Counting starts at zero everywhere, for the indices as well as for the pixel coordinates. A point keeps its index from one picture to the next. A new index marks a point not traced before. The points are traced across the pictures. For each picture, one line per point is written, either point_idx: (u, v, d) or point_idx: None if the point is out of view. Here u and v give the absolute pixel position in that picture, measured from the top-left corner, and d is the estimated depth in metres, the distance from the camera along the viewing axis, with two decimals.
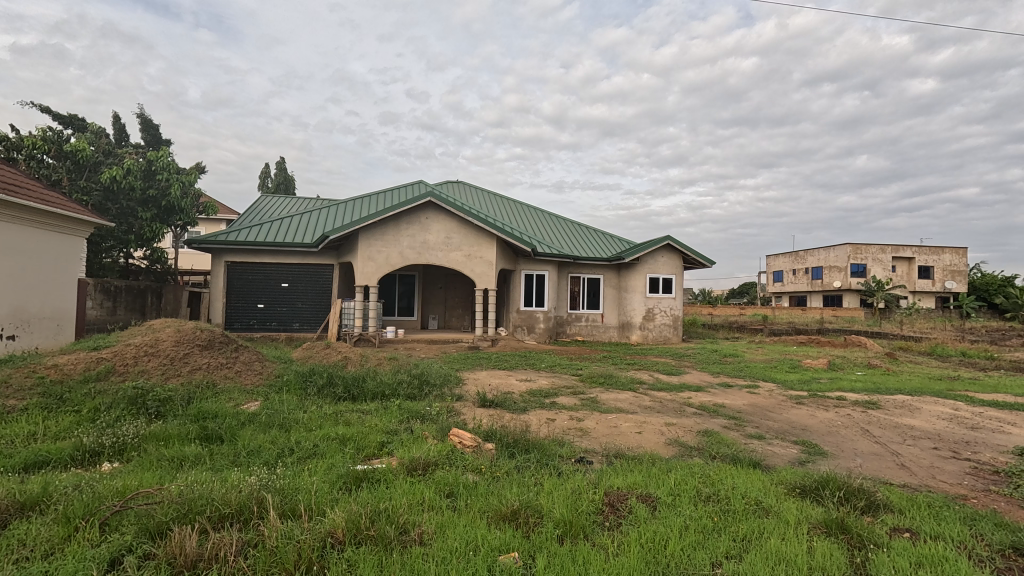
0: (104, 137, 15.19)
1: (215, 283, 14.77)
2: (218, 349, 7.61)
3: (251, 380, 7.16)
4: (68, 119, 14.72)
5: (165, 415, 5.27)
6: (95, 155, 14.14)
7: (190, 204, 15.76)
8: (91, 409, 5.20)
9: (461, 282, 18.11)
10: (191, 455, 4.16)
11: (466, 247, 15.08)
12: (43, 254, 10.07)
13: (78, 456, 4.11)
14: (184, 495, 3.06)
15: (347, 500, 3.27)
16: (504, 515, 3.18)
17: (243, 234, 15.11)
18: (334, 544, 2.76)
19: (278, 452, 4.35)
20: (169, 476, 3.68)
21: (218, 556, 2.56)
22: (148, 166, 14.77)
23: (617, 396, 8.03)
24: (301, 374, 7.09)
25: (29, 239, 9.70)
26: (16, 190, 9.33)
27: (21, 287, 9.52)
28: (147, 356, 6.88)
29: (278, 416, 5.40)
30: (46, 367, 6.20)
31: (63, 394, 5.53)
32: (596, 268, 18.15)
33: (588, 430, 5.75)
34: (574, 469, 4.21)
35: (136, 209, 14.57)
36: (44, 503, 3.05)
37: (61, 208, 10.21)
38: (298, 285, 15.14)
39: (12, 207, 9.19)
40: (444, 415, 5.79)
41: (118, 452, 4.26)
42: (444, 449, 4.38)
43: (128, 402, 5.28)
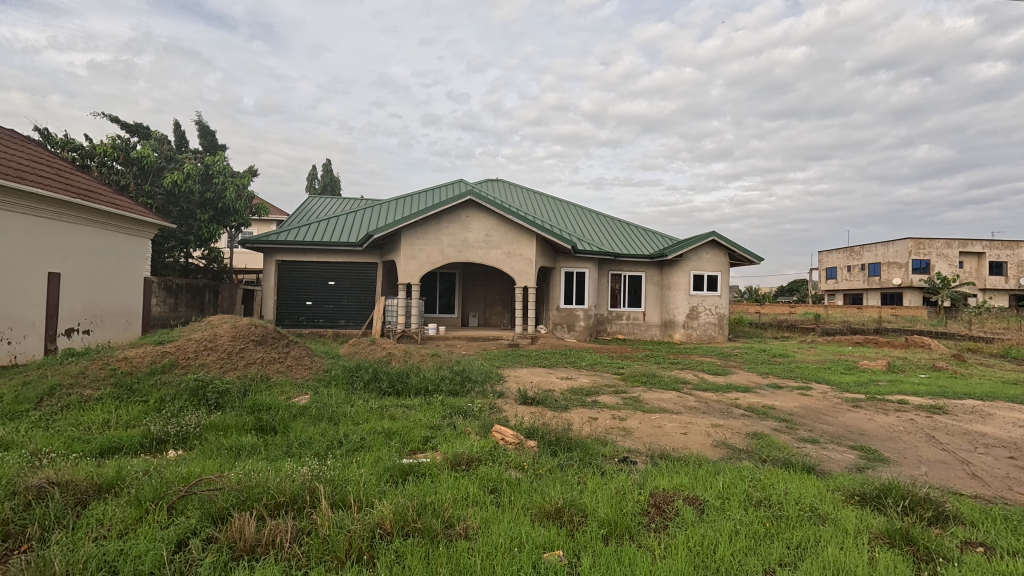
0: (165, 143, 16.08)
1: (267, 281, 15.44)
2: (271, 344, 7.95)
3: (301, 374, 7.43)
4: (134, 127, 15.69)
5: (223, 406, 5.56)
6: (158, 161, 15.01)
7: (244, 206, 16.49)
8: (157, 399, 5.54)
9: (500, 280, 18.18)
10: (248, 444, 4.37)
11: (505, 245, 15.12)
12: (114, 254, 10.81)
13: (147, 443, 4.39)
14: (242, 482, 3.22)
15: (395, 491, 3.35)
16: (548, 512, 3.18)
17: (293, 233, 15.70)
18: (382, 534, 2.83)
19: (328, 444, 4.52)
20: (229, 464, 3.88)
21: (274, 542, 2.68)
22: (205, 170, 15.57)
23: (659, 395, 7.87)
24: (348, 369, 7.33)
25: (101, 240, 10.44)
26: (91, 196, 10.09)
27: (94, 285, 10.26)
28: (207, 350, 7.25)
29: (328, 409, 5.60)
30: (118, 359, 6.65)
31: (133, 384, 5.91)
32: (638, 265, 17.82)
33: (631, 429, 5.66)
34: (617, 469, 4.15)
35: (195, 211, 15.33)
36: (118, 486, 3.26)
37: (130, 211, 10.92)
38: (343, 283, 15.62)
39: (88, 211, 9.93)
40: (486, 412, 5.83)
41: (182, 440, 4.52)
42: (487, 446, 4.40)
43: (190, 393, 5.62)
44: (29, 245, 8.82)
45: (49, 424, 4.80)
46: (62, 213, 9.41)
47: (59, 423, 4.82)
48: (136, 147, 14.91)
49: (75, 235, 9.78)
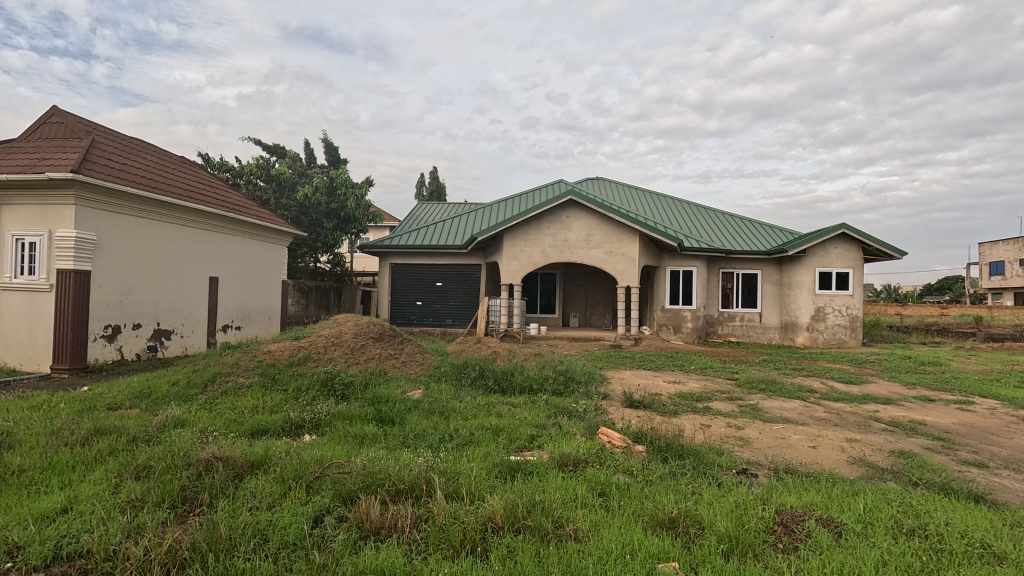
0: (298, 160, 18.01)
1: (382, 282, 16.66)
2: (387, 341, 8.55)
3: (414, 370, 7.91)
4: (274, 148, 17.80)
5: (348, 397, 6.09)
6: (293, 177, 16.85)
7: (363, 214, 17.83)
8: (295, 389, 6.23)
9: (602, 280, 17.86)
10: (370, 433, 4.74)
11: (607, 244, 14.82)
12: (259, 260, 12.35)
13: (287, 427, 4.94)
14: (367, 468, 3.49)
15: (505, 487, 3.42)
16: (661, 521, 3.04)
17: (405, 237, 16.77)
18: (494, 528, 2.90)
19: (440, 437, 4.74)
20: (355, 450, 4.23)
21: (396, 527, 2.87)
22: (330, 183, 17.14)
23: (781, 404, 7.21)
24: (457, 366, 7.65)
25: (248, 248, 11.97)
26: (241, 210, 11.63)
27: (243, 288, 11.82)
28: (334, 345, 8.00)
29: (439, 404, 5.88)
30: (264, 352, 7.57)
31: (275, 374, 6.70)
32: (753, 263, 16.51)
33: (749, 439, 5.24)
34: (736, 481, 3.85)
35: (322, 221, 16.94)
36: (266, 463, 3.70)
37: (270, 222, 12.40)
38: (450, 284, 16.36)
39: (238, 224, 11.45)
40: (591, 413, 5.75)
41: (314, 426, 5.02)
42: (594, 448, 4.33)
43: (321, 384, 6.24)
44: (196, 254, 10.40)
45: (212, 406, 5.60)
46: (219, 225, 10.94)
47: (220, 406, 5.60)
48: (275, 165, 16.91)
49: (229, 245, 11.32)
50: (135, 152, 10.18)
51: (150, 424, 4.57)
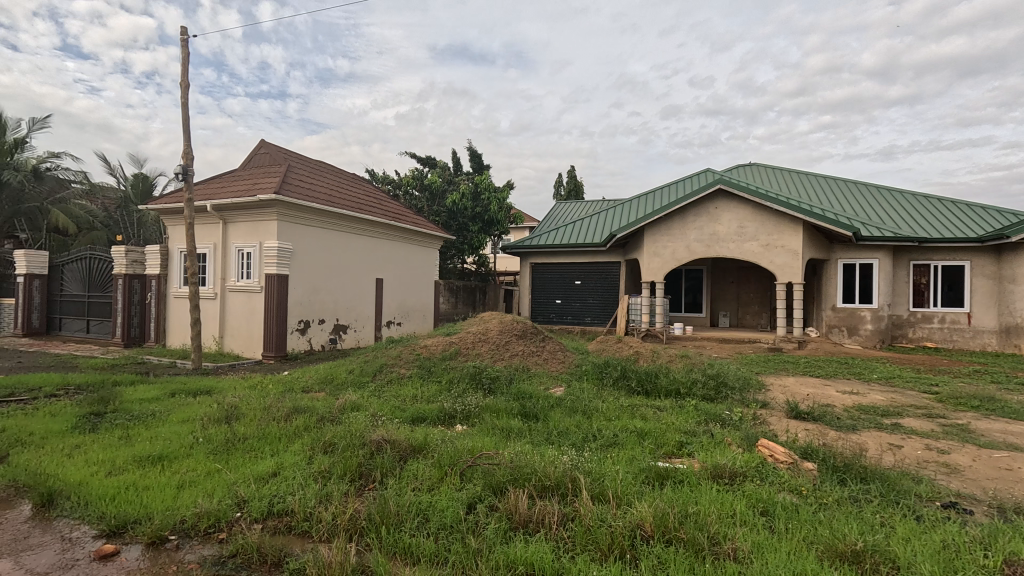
0: (447, 169, 19.31)
1: (523, 281, 17.21)
2: (530, 338, 8.79)
3: (556, 368, 8.01)
4: (426, 160, 19.46)
5: (495, 391, 6.40)
6: (443, 185, 18.21)
7: (505, 216, 18.56)
8: (448, 381, 6.73)
9: (756, 276, 16.25)
10: (516, 428, 4.91)
11: (763, 236, 13.41)
12: (415, 263, 13.63)
13: (442, 416, 5.37)
14: (515, 461, 3.61)
15: (653, 494, 3.28)
16: (841, 554, 2.65)
17: (544, 237, 17.10)
18: (644, 536, 2.79)
19: (584, 436, 4.73)
20: (502, 443, 4.42)
21: (544, 522, 2.93)
22: (475, 189, 17.99)
23: (1005, 427, 5.79)
24: (598, 365, 7.56)
25: (407, 252, 13.26)
26: (400, 218, 12.95)
27: (403, 288, 13.14)
28: (481, 341, 8.47)
29: (581, 403, 5.88)
30: (421, 346, 8.32)
31: (431, 366, 7.31)
32: (957, 253, 13.62)
33: (959, 467, 4.31)
34: (942, 516, 3.19)
35: (468, 224, 18.07)
36: (426, 448, 4.04)
37: (424, 228, 13.60)
38: (589, 282, 16.27)
39: (398, 230, 12.76)
40: (748, 422, 5.24)
41: (465, 417, 5.38)
42: (753, 461, 3.94)
43: (470, 377, 6.65)
44: (366, 259, 11.83)
45: (380, 394, 6.31)
46: (383, 233, 12.29)
47: (387, 393, 6.30)
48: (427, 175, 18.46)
49: (391, 249, 12.68)
50: (319, 173, 11.93)
51: (334, 406, 5.31)
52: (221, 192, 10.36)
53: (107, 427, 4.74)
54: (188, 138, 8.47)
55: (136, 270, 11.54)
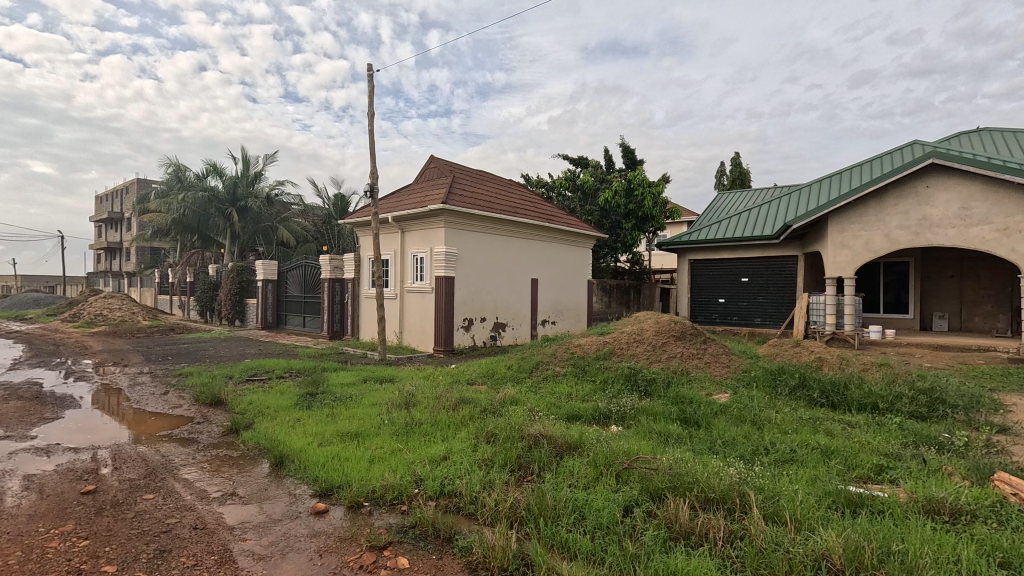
0: (600, 167, 18.95)
1: (681, 279, 16.29)
2: (690, 340, 8.25)
3: (719, 372, 7.41)
4: (578, 160, 19.59)
5: (651, 394, 6.17)
6: (595, 184, 18.05)
7: (660, 211, 17.64)
8: (602, 381, 6.68)
9: (989, 268, 13.06)
10: (676, 433, 4.67)
11: (999, 219, 10.66)
12: (569, 263, 13.82)
13: (597, 416, 5.36)
14: (675, 468, 3.44)
15: (843, 523, 2.85)
16: None
17: (705, 231, 15.93)
18: (831, 569, 2.44)
19: (754, 448, 4.30)
20: (661, 448, 4.24)
21: (708, 537, 2.74)
22: (628, 185, 17.46)
23: None
24: (770, 372, 6.79)
25: (560, 252, 13.50)
26: (553, 219, 13.24)
27: (557, 288, 13.42)
28: (636, 342, 8.22)
29: (750, 412, 5.35)
30: (576, 345, 8.39)
31: (585, 365, 7.31)
32: None
33: None
34: None
35: (622, 222, 17.70)
36: (581, 447, 4.07)
37: (577, 227, 13.70)
38: (759, 279, 14.73)
39: (552, 231, 13.07)
40: (977, 450, 4.22)
41: (621, 418, 5.30)
42: (986, 498, 3.17)
43: (625, 378, 6.51)
44: (522, 260, 12.36)
45: (537, 390, 6.54)
46: (537, 235, 12.71)
47: (543, 390, 6.50)
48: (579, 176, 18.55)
49: (546, 250, 13.03)
50: (479, 181, 12.79)
51: (495, 399, 5.65)
52: (399, 205, 11.75)
53: (318, 405, 5.72)
54: (373, 161, 9.77)
55: (337, 275, 13.70)
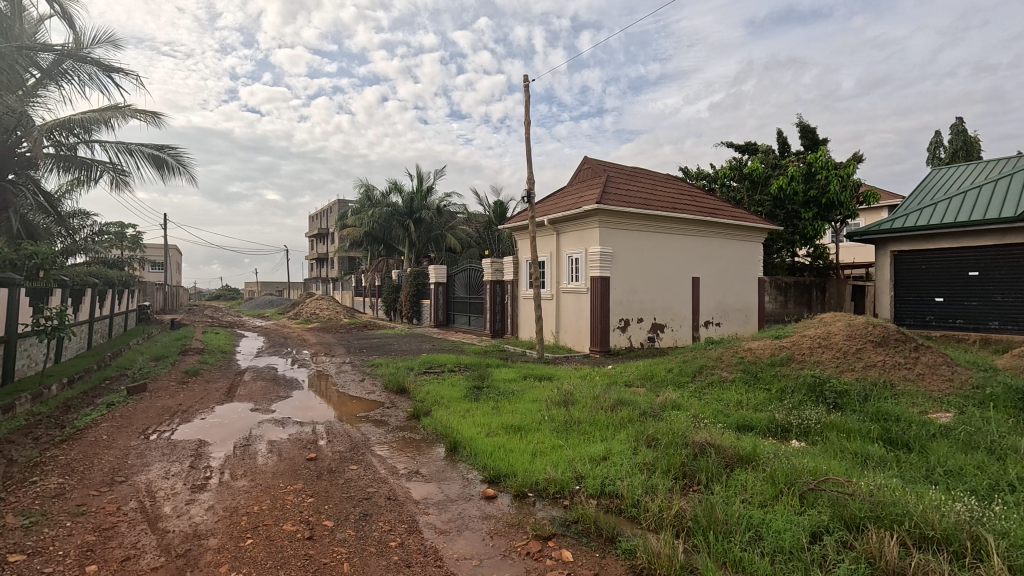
0: (772, 152, 17.00)
1: (881, 275, 13.82)
2: (894, 347, 6.94)
3: (938, 387, 6.09)
4: (745, 147, 17.86)
5: (843, 408, 5.36)
6: (766, 171, 16.27)
7: (851, 195, 15.12)
8: (779, 390, 5.99)
9: None
10: (877, 455, 3.99)
11: None
12: (735, 259, 12.70)
13: (774, 429, 4.84)
14: (877, 496, 2.95)
15: None
16: None
17: (913, 216, 13.25)
18: None
19: (991, 483, 3.46)
20: (857, 470, 3.67)
21: None
22: (808, 169, 15.40)
23: None
24: (1016, 390, 5.36)
25: (725, 248, 12.47)
26: (716, 213, 12.30)
27: (722, 287, 12.43)
28: (822, 347, 7.18)
29: (984, 437, 4.31)
30: (746, 349, 7.67)
31: (758, 371, 6.61)
32: None
33: None
34: None
35: (800, 211, 15.66)
36: (756, 460, 3.71)
37: (745, 220, 12.52)
38: (995, 273, 11.76)
39: (715, 226, 12.14)
40: None
41: (803, 433, 4.71)
42: None
43: (808, 388, 5.75)
44: (682, 258, 11.72)
45: (701, 396, 6.14)
46: (699, 230, 11.92)
47: (708, 396, 6.09)
48: (747, 163, 16.91)
49: (708, 246, 12.15)
50: (634, 178, 12.46)
51: (655, 403, 5.47)
52: (554, 209, 12.05)
53: (484, 398, 6.16)
54: (530, 167, 10.18)
55: (498, 277, 14.59)
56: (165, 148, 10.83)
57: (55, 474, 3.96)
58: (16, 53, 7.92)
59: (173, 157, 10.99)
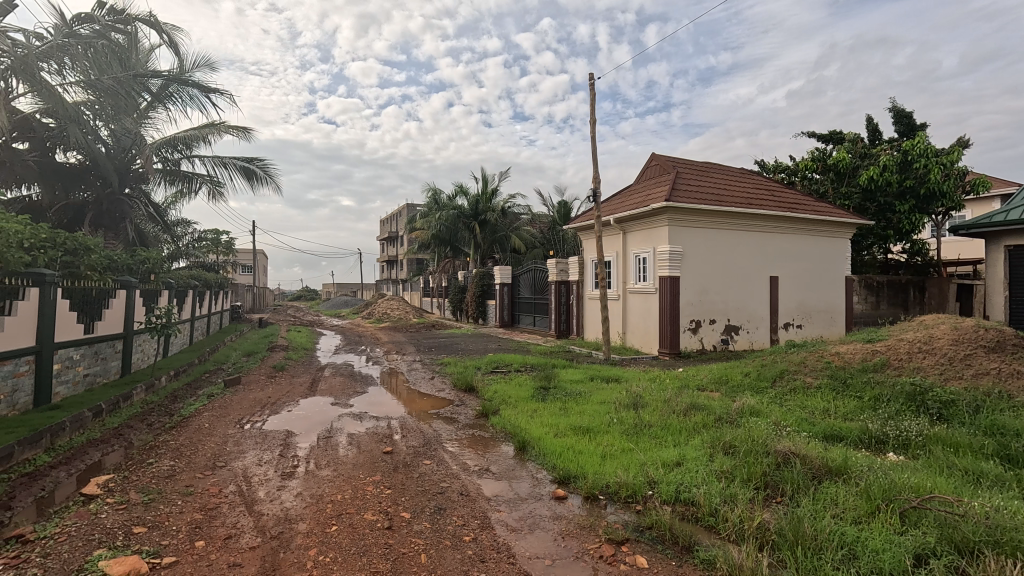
0: (861, 140, 15.70)
1: (992, 273, 12.36)
2: (1012, 353, 6.17)
3: None
4: (829, 136, 16.63)
5: (949, 420, 4.85)
6: (853, 161, 15.06)
7: (955, 185, 13.66)
8: (872, 398, 5.52)
9: None
10: (992, 474, 3.58)
11: None
12: (819, 257, 11.86)
13: (867, 440, 4.48)
14: (995, 519, 2.64)
15: None
16: None
17: None
18: None
19: None
20: (968, 489, 3.31)
21: None
22: (903, 157, 14.10)
23: None
24: None
25: (807, 245, 11.67)
26: (796, 208, 11.55)
27: (803, 286, 11.66)
28: (922, 353, 6.52)
29: None
30: (832, 353, 7.14)
31: (847, 378, 6.12)
32: None
33: None
34: None
35: (894, 203, 14.36)
36: (847, 473, 3.45)
37: (829, 215, 11.68)
38: None
39: (795, 221, 11.40)
40: None
41: (902, 446, 4.32)
42: None
43: (907, 398, 5.26)
44: (759, 256, 11.11)
45: (782, 402, 5.79)
46: (777, 227, 11.25)
47: (790, 403, 5.72)
48: (832, 154, 15.74)
49: (787, 243, 11.43)
50: (705, 174, 11.97)
51: (731, 408, 5.22)
52: (620, 207, 11.83)
53: (551, 399, 6.16)
54: (595, 166, 10.05)
55: (563, 277, 14.53)
56: (254, 160, 11.74)
57: (166, 457, 4.41)
58: (129, 81, 8.89)
59: (261, 168, 11.89)
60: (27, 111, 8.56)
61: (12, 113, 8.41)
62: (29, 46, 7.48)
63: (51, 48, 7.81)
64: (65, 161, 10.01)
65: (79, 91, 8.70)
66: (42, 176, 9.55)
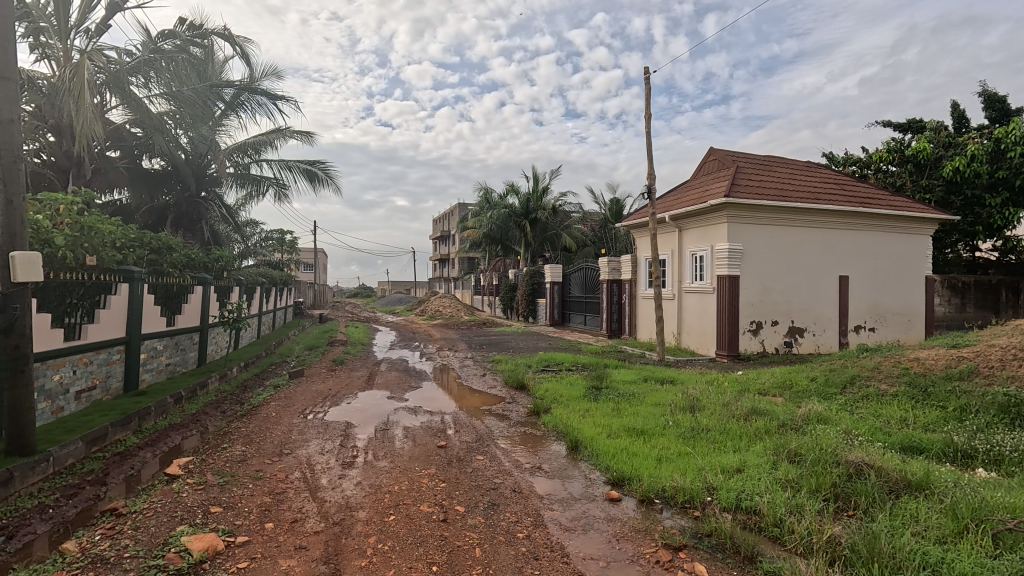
0: (944, 128, 14.50)
1: None
2: None
3: None
4: (907, 124, 15.43)
5: None
6: (936, 151, 13.92)
7: None
8: (957, 408, 5.08)
9: None
10: None
11: None
12: (895, 255, 11.04)
13: (951, 454, 4.14)
14: None
15: None
16: None
17: None
18: None
19: None
20: None
21: None
22: (994, 146, 12.85)
23: None
24: None
25: (882, 242, 10.90)
26: (869, 203, 10.84)
27: (877, 286, 10.90)
28: (1017, 359, 5.89)
29: None
30: (910, 359, 6.63)
31: (928, 386, 5.65)
32: None
33: None
34: None
35: (983, 196, 13.16)
36: (930, 489, 3.19)
37: (907, 210, 10.87)
38: None
39: (869, 217, 10.69)
40: None
41: (994, 461, 3.96)
42: None
43: (999, 409, 4.80)
44: (827, 254, 10.48)
45: (853, 409, 5.43)
46: (848, 223, 10.58)
47: (863, 411, 5.35)
48: (911, 144, 14.61)
49: (860, 240, 10.72)
50: (767, 168, 11.44)
51: (796, 414, 4.96)
52: (676, 205, 11.49)
53: (603, 399, 6.07)
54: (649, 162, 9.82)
55: (615, 276, 14.29)
56: (315, 163, 12.30)
57: (238, 442, 4.71)
58: (206, 91, 9.52)
59: (322, 170, 12.44)
60: (118, 122, 9.40)
61: (106, 124, 9.25)
62: (120, 62, 8.23)
63: (139, 63, 8.58)
64: (151, 167, 10.87)
65: (163, 102, 9.45)
66: (131, 181, 10.41)
